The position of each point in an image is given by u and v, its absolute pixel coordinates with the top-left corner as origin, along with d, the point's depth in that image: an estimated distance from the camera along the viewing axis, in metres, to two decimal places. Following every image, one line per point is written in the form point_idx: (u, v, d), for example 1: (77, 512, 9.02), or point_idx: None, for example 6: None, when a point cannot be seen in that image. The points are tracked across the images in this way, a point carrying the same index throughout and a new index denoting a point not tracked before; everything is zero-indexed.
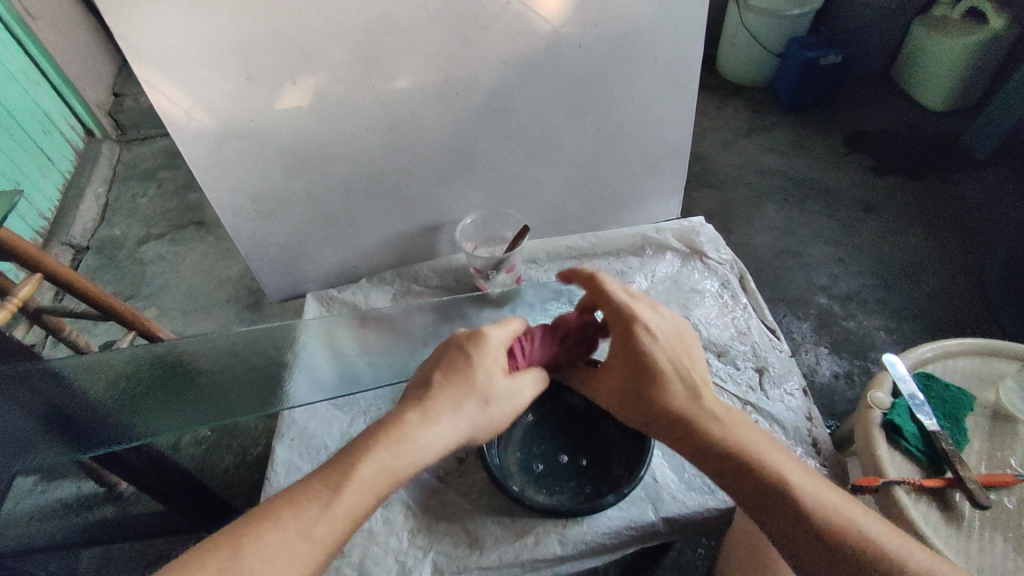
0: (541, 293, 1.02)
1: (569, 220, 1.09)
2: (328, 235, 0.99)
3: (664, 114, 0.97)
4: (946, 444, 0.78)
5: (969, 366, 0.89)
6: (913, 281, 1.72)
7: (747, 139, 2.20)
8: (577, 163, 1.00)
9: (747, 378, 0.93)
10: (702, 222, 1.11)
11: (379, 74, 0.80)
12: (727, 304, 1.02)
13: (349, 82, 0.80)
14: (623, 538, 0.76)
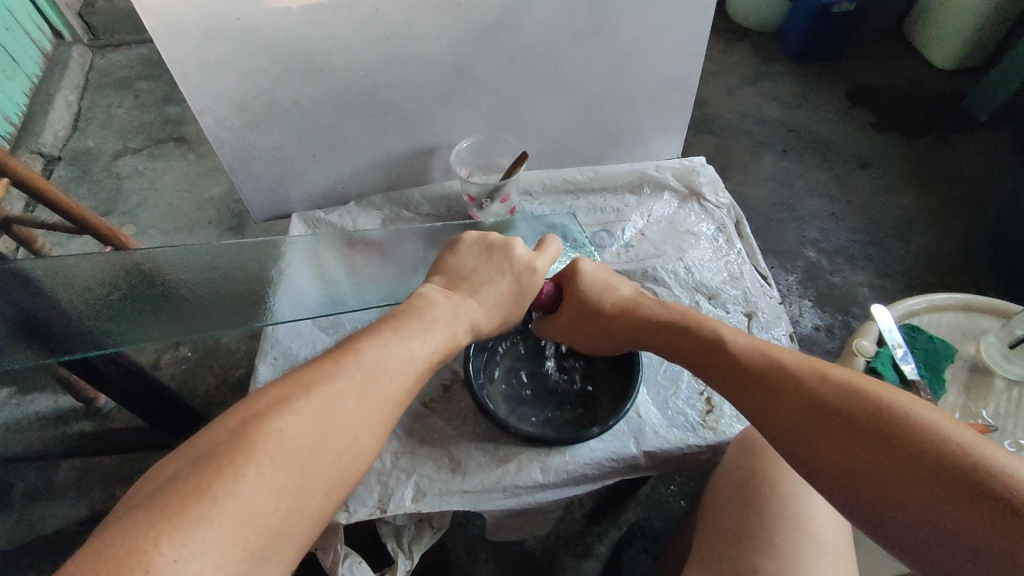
0: (534, 226, 0.99)
1: (567, 151, 1.05)
2: (316, 153, 0.95)
3: (674, 43, 0.93)
4: (924, 393, 0.80)
5: (952, 321, 0.90)
6: (901, 240, 1.73)
7: (750, 87, 2.15)
8: (579, 91, 0.96)
9: (735, 322, 0.93)
10: (703, 162, 1.08)
11: None
12: (721, 248, 1.01)
13: None
14: (604, 469, 0.78)
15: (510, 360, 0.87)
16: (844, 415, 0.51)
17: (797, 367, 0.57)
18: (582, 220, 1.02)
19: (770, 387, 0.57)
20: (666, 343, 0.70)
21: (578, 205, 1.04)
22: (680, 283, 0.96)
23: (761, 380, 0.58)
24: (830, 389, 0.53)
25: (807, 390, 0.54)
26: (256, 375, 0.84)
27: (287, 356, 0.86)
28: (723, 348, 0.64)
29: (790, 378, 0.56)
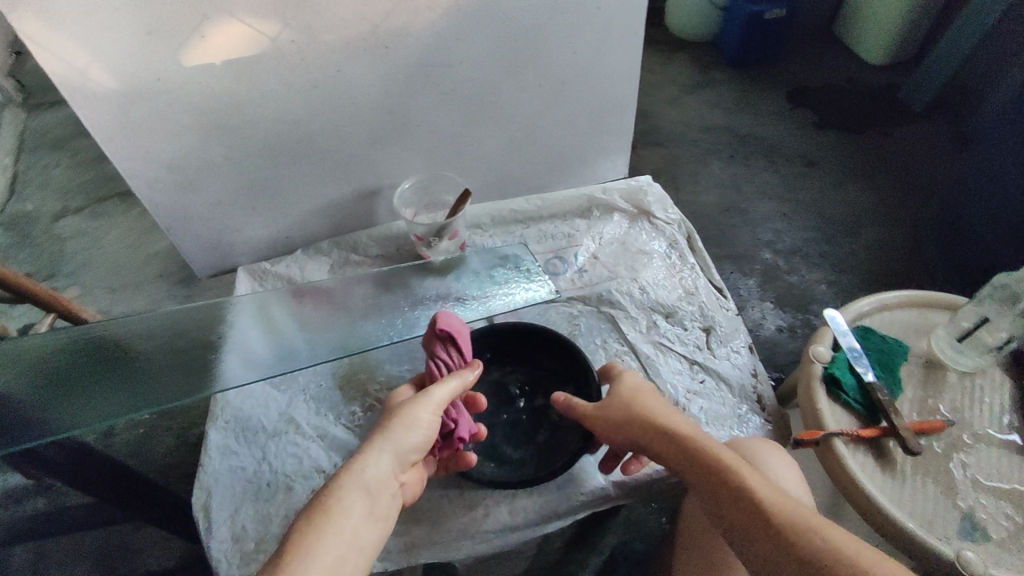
0: (486, 259, 0.99)
1: (512, 180, 1.05)
2: (255, 205, 0.92)
3: (606, 69, 0.94)
4: (882, 395, 0.80)
5: (904, 318, 0.91)
6: (852, 235, 1.77)
7: (694, 96, 2.19)
8: (519, 122, 0.96)
9: (694, 339, 0.92)
10: (649, 180, 1.09)
11: (299, 26, 0.73)
12: (675, 265, 1.01)
13: (272, 41, 0.74)
14: (573, 505, 0.76)
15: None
16: (787, 544, 0.51)
17: (757, 491, 0.55)
18: (534, 249, 1.02)
19: (724, 502, 0.57)
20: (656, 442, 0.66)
21: (529, 234, 1.03)
22: (636, 305, 0.96)
23: (714, 492, 0.58)
24: (825, 556, 0.49)
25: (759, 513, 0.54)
26: (206, 442, 0.80)
27: (238, 418, 0.82)
28: (718, 464, 0.59)
29: (740, 499, 0.56)
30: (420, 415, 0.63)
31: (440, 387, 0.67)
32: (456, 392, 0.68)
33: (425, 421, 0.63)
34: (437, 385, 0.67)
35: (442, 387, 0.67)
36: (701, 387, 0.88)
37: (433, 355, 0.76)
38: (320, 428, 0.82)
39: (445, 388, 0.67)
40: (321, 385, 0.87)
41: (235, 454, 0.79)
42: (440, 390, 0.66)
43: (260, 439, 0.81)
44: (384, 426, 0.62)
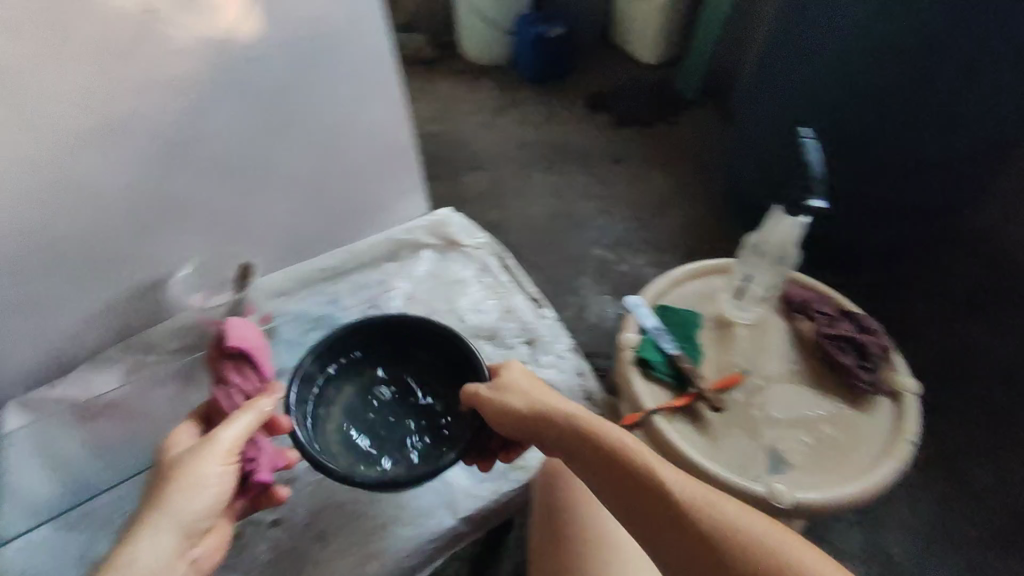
0: (299, 325, 0.96)
1: (312, 240, 1.02)
2: (12, 329, 0.81)
3: (376, 115, 0.94)
4: (686, 364, 0.88)
5: (696, 288, 0.99)
6: (664, 217, 1.95)
7: (504, 117, 2.29)
8: (301, 182, 0.94)
9: (519, 354, 0.95)
10: (451, 210, 1.10)
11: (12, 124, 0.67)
12: (495, 287, 1.03)
13: None
14: (427, 552, 0.77)
15: (335, 428, 0.80)
16: (704, 539, 0.53)
17: (681, 498, 0.56)
18: (347, 303, 0.99)
19: (633, 494, 0.58)
20: (573, 451, 0.64)
21: (340, 289, 1.01)
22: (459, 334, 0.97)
23: (626, 485, 0.59)
24: (750, 550, 0.51)
25: (668, 503, 0.56)
26: None
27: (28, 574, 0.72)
28: (637, 475, 0.59)
29: (649, 491, 0.57)
30: (205, 473, 0.62)
31: (230, 431, 0.64)
32: (251, 428, 0.66)
33: (214, 474, 0.62)
34: (222, 428, 0.64)
35: (230, 430, 0.64)
36: None
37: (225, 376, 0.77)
38: None
39: (233, 431, 0.64)
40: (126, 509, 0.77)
41: None
42: (228, 434, 0.64)
43: None
44: (161, 496, 0.60)
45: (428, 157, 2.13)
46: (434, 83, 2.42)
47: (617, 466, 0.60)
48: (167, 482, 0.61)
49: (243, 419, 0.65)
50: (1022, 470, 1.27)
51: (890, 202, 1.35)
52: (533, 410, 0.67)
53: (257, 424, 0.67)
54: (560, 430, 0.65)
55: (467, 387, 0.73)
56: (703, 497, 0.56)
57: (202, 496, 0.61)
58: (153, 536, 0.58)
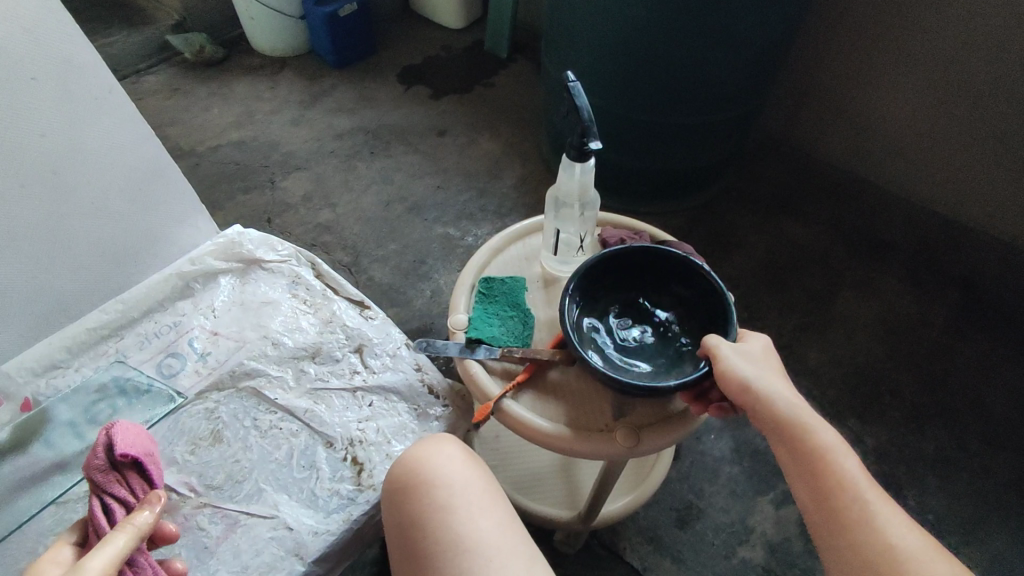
0: (79, 402, 0.81)
1: (71, 295, 0.86)
2: None
3: (105, 137, 0.80)
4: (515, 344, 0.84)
5: (514, 253, 0.97)
6: (500, 181, 1.93)
7: (315, 109, 2.13)
8: (35, 235, 0.78)
9: (348, 365, 0.88)
10: (241, 228, 0.98)
11: None
12: (307, 301, 0.95)
13: None
14: None
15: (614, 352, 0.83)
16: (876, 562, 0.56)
17: (886, 530, 0.57)
18: (137, 359, 0.86)
19: (831, 499, 0.60)
20: (782, 437, 0.65)
21: (126, 345, 0.87)
22: (276, 361, 0.87)
23: (817, 471, 0.62)
24: None
25: (857, 502, 0.59)
26: None
27: None
28: (844, 487, 0.60)
29: (841, 487, 0.60)
30: None
31: (107, 550, 0.53)
32: (130, 549, 0.55)
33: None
34: (93, 553, 0.52)
35: (102, 553, 0.52)
36: (372, 409, 0.84)
37: (103, 488, 0.59)
38: None
39: (112, 551, 0.53)
40: None
41: None
42: (99, 559, 0.51)
43: None
44: None
45: (237, 167, 1.92)
46: (228, 85, 2.19)
47: (815, 451, 0.63)
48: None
49: (118, 537, 0.53)
50: (846, 341, 1.41)
51: (693, 127, 1.41)
52: (752, 388, 0.66)
53: (138, 543, 0.55)
54: (778, 411, 0.65)
55: (709, 338, 0.71)
56: (894, 530, 0.57)
57: None
58: None
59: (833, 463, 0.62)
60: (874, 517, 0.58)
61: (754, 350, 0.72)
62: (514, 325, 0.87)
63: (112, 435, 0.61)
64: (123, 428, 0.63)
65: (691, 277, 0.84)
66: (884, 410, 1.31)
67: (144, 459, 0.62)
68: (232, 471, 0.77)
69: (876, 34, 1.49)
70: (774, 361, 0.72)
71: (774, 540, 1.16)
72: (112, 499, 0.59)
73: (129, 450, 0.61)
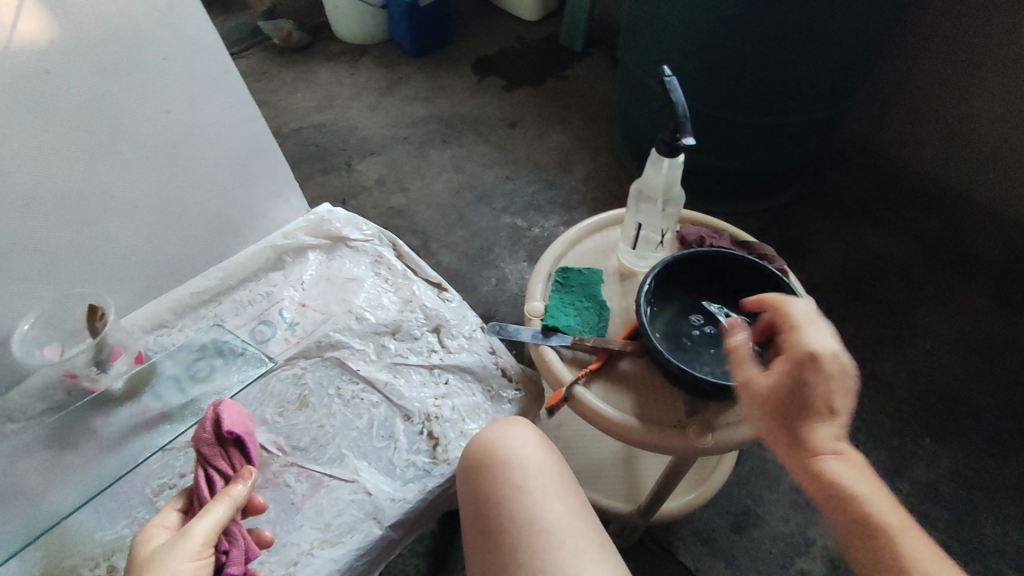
0: (181, 358, 0.87)
1: (179, 260, 0.93)
2: None
3: (219, 115, 0.85)
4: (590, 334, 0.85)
5: (592, 245, 0.98)
6: (569, 174, 1.94)
7: (392, 95, 2.19)
8: (153, 203, 0.85)
9: (426, 343, 0.91)
10: (331, 206, 1.03)
11: None
12: (387, 279, 0.99)
13: None
14: (359, 567, 0.72)
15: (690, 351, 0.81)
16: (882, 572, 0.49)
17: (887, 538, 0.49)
18: (232, 324, 0.92)
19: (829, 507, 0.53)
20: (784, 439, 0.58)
21: (223, 310, 0.93)
22: (359, 334, 0.91)
23: (837, 511, 0.52)
24: None
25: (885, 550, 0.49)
26: None
27: None
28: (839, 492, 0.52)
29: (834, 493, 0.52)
30: None
31: (207, 518, 0.57)
32: (226, 519, 0.58)
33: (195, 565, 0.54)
34: (196, 520, 0.56)
35: (204, 521, 0.57)
36: (447, 388, 0.87)
37: (208, 460, 0.64)
38: None
39: (211, 519, 0.57)
40: None
41: None
42: (201, 527, 0.56)
43: None
44: None
45: (318, 149, 2.00)
46: (312, 70, 2.27)
47: (836, 486, 0.53)
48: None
49: (216, 507, 0.57)
50: (925, 356, 1.35)
51: (775, 127, 1.38)
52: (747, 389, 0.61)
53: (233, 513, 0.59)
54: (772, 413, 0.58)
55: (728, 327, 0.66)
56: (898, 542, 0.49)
57: None
58: None
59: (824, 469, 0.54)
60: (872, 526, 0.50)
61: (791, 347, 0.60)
62: (590, 316, 0.88)
63: (218, 413, 0.67)
64: (228, 406, 0.68)
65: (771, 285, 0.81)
66: (962, 432, 1.25)
67: (245, 438, 0.67)
68: (317, 435, 0.82)
69: (979, 37, 1.40)
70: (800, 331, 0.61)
71: (835, 554, 1.13)
72: (214, 472, 0.64)
73: (234, 427, 0.66)
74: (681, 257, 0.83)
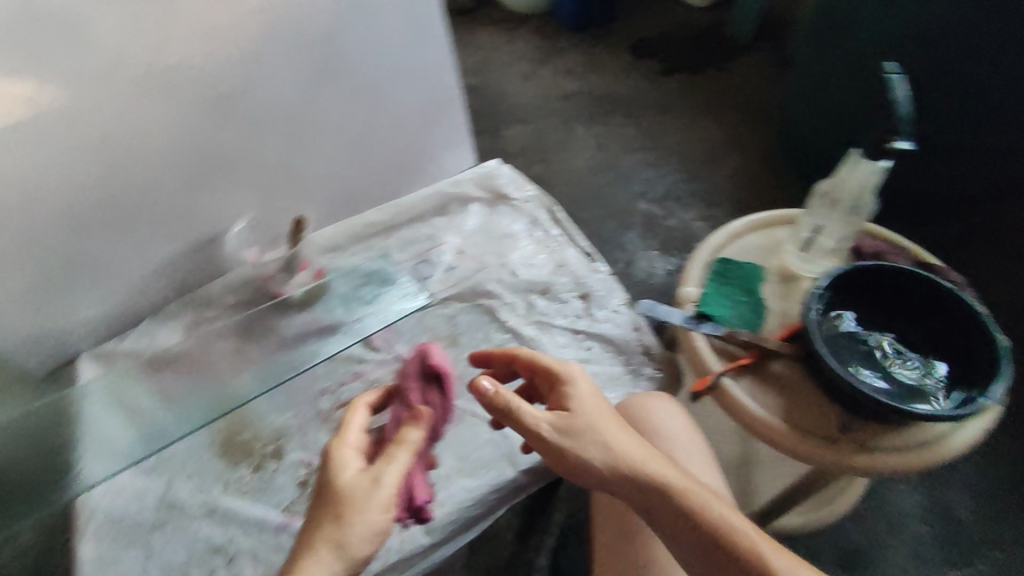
0: (351, 280, 0.95)
1: (362, 189, 0.98)
2: (77, 285, 0.82)
3: (421, 64, 0.92)
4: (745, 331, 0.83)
5: (757, 240, 0.94)
6: (715, 169, 1.87)
7: (547, 67, 2.20)
8: (345, 137, 0.91)
9: (573, 309, 0.93)
10: (499, 163, 1.08)
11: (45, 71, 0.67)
12: (541, 241, 1.01)
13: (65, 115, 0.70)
14: (489, 503, 0.76)
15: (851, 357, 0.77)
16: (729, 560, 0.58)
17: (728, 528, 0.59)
18: (398, 258, 0.98)
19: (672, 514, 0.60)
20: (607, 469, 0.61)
21: (390, 245, 0.99)
22: (511, 289, 0.95)
23: (687, 533, 0.59)
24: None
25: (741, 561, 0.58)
26: (78, 558, 0.73)
27: (111, 521, 0.75)
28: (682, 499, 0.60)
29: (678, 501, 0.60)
30: (364, 514, 0.55)
31: (393, 462, 0.59)
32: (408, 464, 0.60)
33: (379, 506, 0.56)
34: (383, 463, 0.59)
35: (390, 465, 0.59)
36: (589, 353, 0.89)
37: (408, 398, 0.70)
38: (208, 504, 0.77)
39: (396, 467, 0.59)
40: (196, 459, 0.80)
41: (117, 559, 0.73)
42: (391, 475, 0.58)
43: (139, 532, 0.75)
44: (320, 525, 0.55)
45: (469, 110, 2.06)
46: (473, 33, 2.33)
47: (681, 510, 0.60)
48: (333, 517, 0.55)
49: (401, 454, 0.59)
50: None
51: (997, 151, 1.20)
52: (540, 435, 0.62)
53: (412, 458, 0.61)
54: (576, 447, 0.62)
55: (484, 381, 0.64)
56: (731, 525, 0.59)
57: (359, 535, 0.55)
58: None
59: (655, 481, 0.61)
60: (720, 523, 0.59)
61: (578, 400, 0.65)
62: (746, 311, 0.86)
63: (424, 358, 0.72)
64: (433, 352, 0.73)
65: (958, 315, 0.76)
66: None
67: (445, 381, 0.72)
68: (464, 373, 0.86)
69: None
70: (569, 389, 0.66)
71: None
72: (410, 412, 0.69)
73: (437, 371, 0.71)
74: (860, 266, 0.79)
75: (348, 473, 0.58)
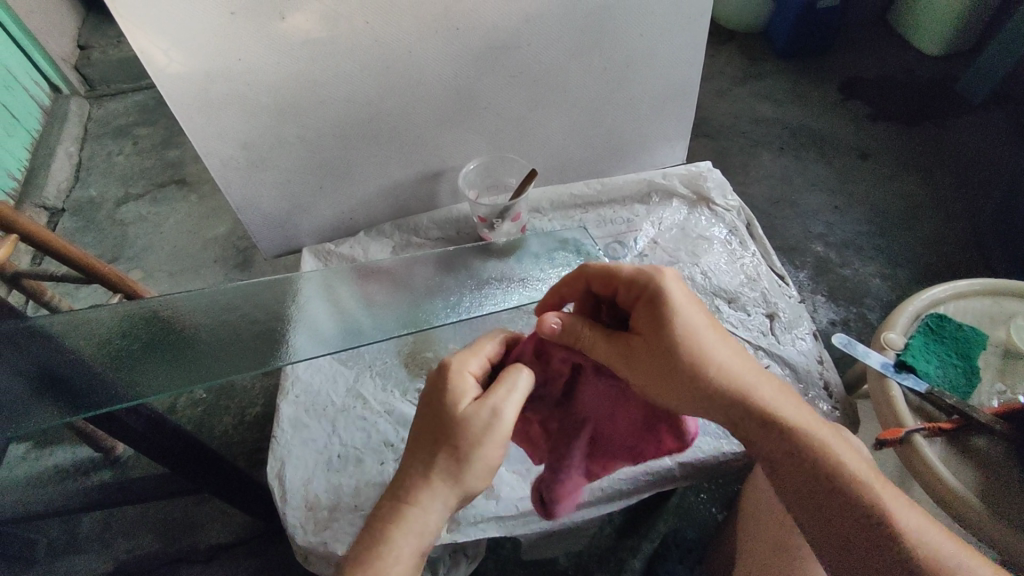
0: (547, 242, 0.98)
1: (574, 163, 1.06)
2: (324, 186, 0.93)
3: (671, 52, 0.94)
4: (951, 397, 0.77)
5: (980, 307, 0.88)
6: None
7: (743, 88, 1.98)
8: (582, 106, 0.97)
9: (758, 324, 0.91)
10: (710, 166, 1.08)
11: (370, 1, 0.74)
12: (735, 251, 1.00)
13: (367, 35, 0.76)
14: (639, 483, 0.78)
15: None
16: (828, 487, 0.54)
17: (834, 452, 0.55)
18: (594, 233, 1.02)
19: (763, 435, 0.57)
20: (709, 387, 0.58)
21: (588, 219, 1.04)
22: (698, 289, 0.95)
23: (794, 477, 0.55)
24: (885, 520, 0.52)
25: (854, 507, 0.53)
26: (278, 415, 0.84)
27: (308, 393, 0.86)
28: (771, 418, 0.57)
29: (768, 421, 0.57)
30: (487, 452, 0.54)
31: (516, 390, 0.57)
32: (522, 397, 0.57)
33: (495, 443, 0.54)
34: (507, 400, 0.56)
35: (511, 403, 0.56)
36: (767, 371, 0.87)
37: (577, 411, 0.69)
38: (387, 404, 0.86)
39: (514, 398, 0.56)
40: (386, 363, 0.90)
41: (306, 427, 0.83)
42: (510, 410, 0.55)
43: (328, 412, 0.85)
44: (442, 445, 0.54)
45: None
46: None
47: (786, 437, 0.56)
48: (451, 448, 0.53)
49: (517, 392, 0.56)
50: None
51: None
52: (622, 349, 0.62)
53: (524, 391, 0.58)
54: (666, 359, 0.59)
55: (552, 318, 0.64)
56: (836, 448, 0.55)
57: (479, 471, 0.54)
58: (435, 505, 0.52)
59: (748, 395, 0.58)
60: (815, 444, 0.55)
61: (661, 313, 0.59)
62: (954, 374, 0.81)
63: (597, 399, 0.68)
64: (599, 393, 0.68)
65: None
66: None
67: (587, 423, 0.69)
68: None
69: None
70: (652, 300, 0.60)
71: None
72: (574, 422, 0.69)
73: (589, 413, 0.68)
74: None
75: (464, 402, 0.56)
